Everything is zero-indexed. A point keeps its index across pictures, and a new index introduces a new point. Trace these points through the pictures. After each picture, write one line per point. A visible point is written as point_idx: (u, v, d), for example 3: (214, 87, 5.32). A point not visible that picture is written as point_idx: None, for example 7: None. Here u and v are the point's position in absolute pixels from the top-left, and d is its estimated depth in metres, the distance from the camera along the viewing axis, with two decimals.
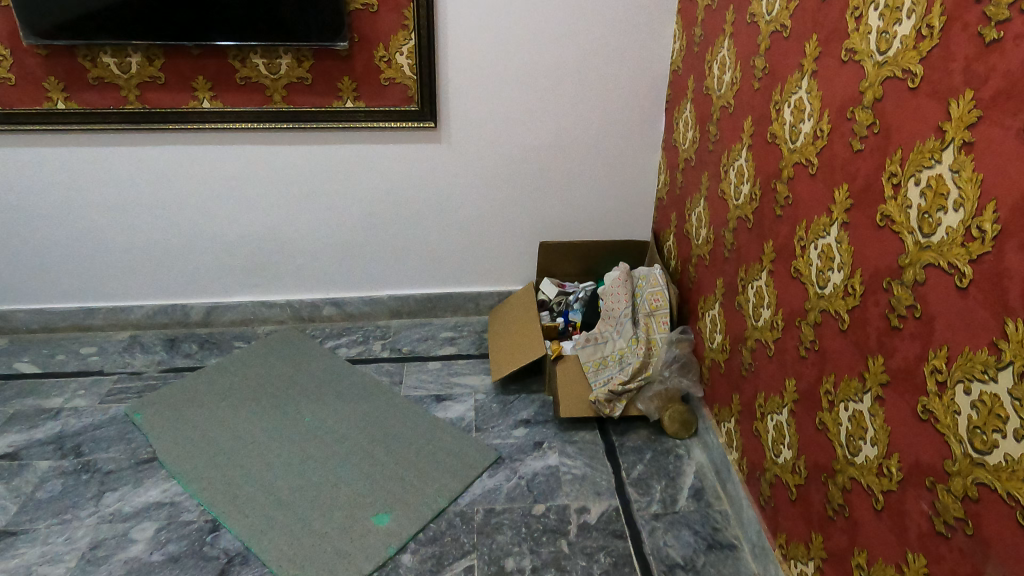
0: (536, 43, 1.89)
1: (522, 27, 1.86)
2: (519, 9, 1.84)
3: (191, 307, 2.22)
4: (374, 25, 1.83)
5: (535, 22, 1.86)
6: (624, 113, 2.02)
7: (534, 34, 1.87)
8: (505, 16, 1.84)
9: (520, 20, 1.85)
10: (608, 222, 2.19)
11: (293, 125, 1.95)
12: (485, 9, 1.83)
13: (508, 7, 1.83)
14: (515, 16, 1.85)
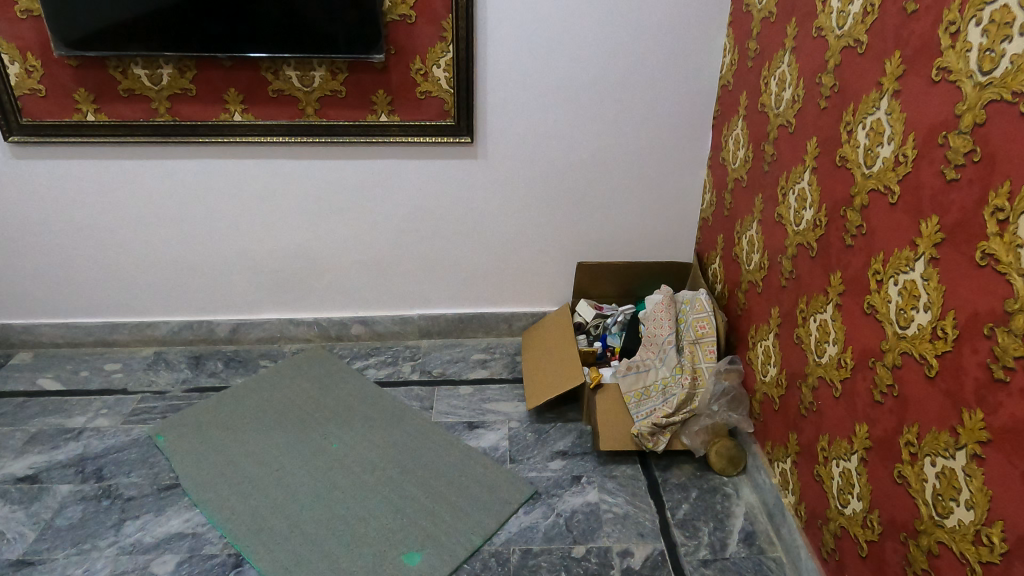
0: (578, 56, 1.81)
1: (563, 39, 1.78)
2: (562, 21, 1.76)
3: (217, 324, 2.16)
4: (411, 37, 1.76)
5: (578, 35, 1.78)
6: (669, 129, 1.93)
7: (577, 46, 1.80)
8: (547, 28, 1.77)
9: (562, 32, 1.77)
10: (649, 242, 2.10)
11: (325, 140, 1.89)
12: (526, 20, 1.75)
13: (551, 18, 1.76)
14: (557, 27, 1.77)
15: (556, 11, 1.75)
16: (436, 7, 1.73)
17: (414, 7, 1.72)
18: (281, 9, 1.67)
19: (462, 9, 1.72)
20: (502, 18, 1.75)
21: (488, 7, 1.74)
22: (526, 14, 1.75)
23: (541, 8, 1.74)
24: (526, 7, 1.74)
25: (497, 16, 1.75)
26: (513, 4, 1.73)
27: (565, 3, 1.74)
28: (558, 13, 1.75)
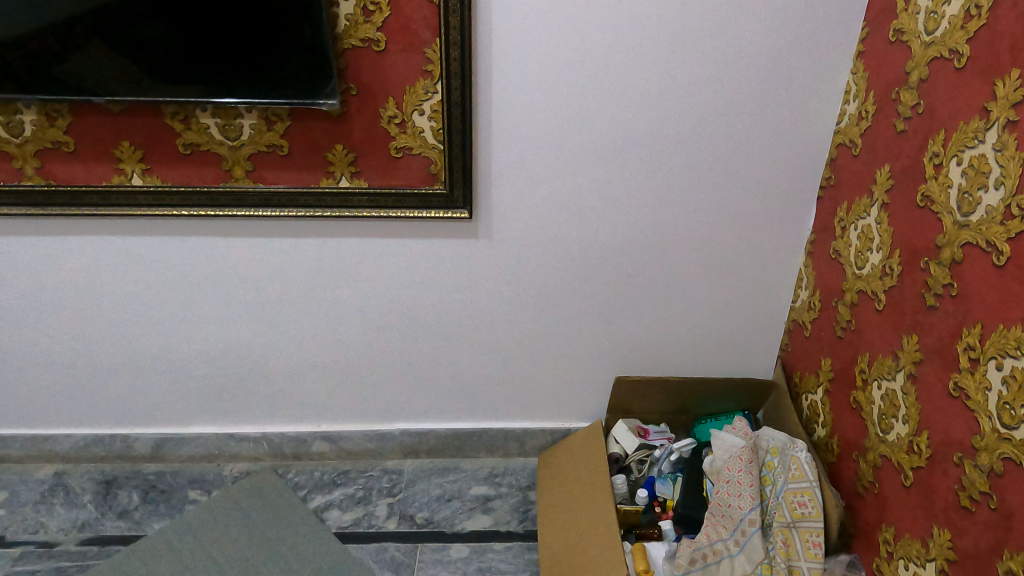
0: (625, 98, 1.23)
1: (603, 73, 1.20)
2: (603, 48, 1.18)
3: (136, 438, 1.64)
4: (379, 72, 1.20)
5: (627, 69, 1.20)
6: (754, 202, 1.34)
7: (624, 85, 1.21)
8: (580, 57, 1.19)
9: (602, 63, 1.19)
10: (713, 345, 1.53)
11: (262, 212, 1.34)
12: (549, 46, 1.18)
13: (585, 43, 1.17)
14: (594, 56, 1.19)
15: (595, 33, 1.16)
16: (415, 27, 1.16)
17: (382, 27, 1.16)
18: (187, 31, 1.11)
19: (453, 31, 1.14)
20: (514, 45, 1.17)
21: (493, 27, 1.16)
22: (548, 36, 1.17)
23: (572, 28, 1.16)
24: (549, 27, 1.16)
25: (503, 41, 1.17)
26: (529, 23, 1.15)
27: (608, 21, 1.15)
28: (598, 36, 1.17)
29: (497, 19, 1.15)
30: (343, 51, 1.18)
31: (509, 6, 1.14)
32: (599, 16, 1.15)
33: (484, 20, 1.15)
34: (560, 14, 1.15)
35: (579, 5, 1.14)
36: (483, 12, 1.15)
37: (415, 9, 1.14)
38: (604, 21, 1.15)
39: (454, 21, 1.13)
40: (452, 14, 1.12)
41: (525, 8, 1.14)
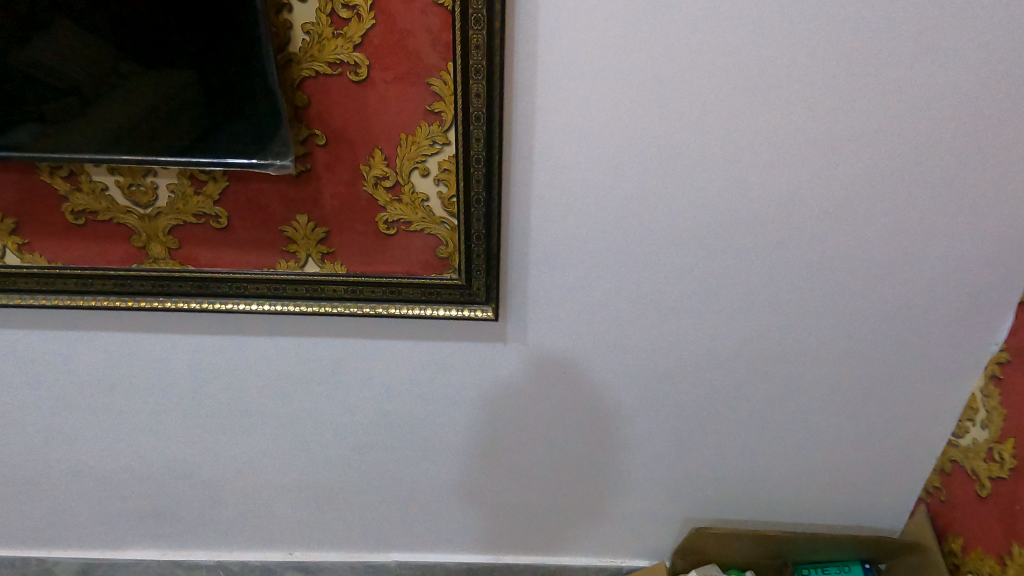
0: (742, 155, 0.80)
1: (712, 119, 0.78)
2: (714, 80, 0.75)
3: (55, 564, 1.26)
4: (359, 113, 0.77)
5: (752, 112, 0.77)
6: (916, 300, 0.92)
7: (745, 137, 0.79)
8: (676, 94, 0.76)
9: (711, 103, 0.76)
10: (827, 478, 1.12)
11: (196, 304, 0.93)
12: (627, 76, 0.75)
13: (686, 74, 0.75)
14: (700, 92, 0.76)
15: (703, 57, 0.73)
16: (416, 44, 0.72)
17: (363, 44, 0.72)
18: (103, 66, 0.72)
19: (477, 54, 0.71)
20: (573, 75, 0.75)
21: (538, 46, 0.73)
22: (626, 62, 0.74)
23: (667, 50, 0.73)
24: (629, 47, 0.73)
25: (553, 68, 0.74)
26: (597, 41, 0.73)
27: (727, 39, 0.72)
28: (708, 62, 0.74)
29: (545, 34, 0.72)
30: (303, 79, 0.75)
31: (568, 14, 0.71)
32: (712, 32, 0.72)
33: (525, 34, 0.72)
34: (648, 26, 0.72)
35: (681, 14, 0.71)
36: (522, 21, 0.72)
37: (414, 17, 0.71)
38: (724, 41, 0.72)
39: (476, 36, 0.70)
40: (473, 26, 0.69)
41: (592, 17, 0.71)
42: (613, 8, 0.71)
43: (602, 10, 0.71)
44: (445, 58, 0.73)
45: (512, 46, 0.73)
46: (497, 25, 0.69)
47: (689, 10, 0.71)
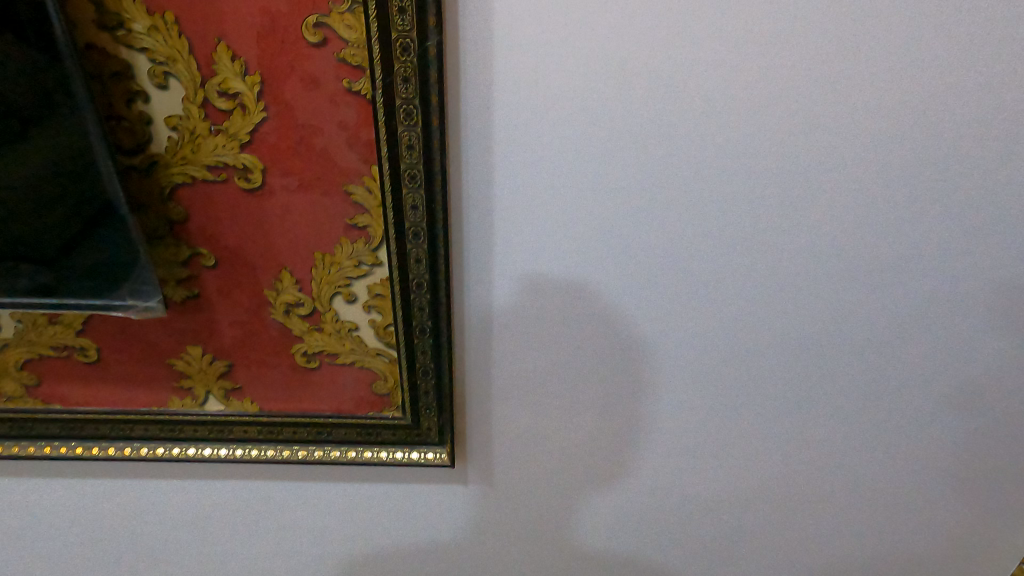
0: (774, 269, 0.61)
1: (735, 225, 0.59)
2: (737, 177, 0.56)
3: None
4: (256, 228, 0.57)
5: (783, 217, 0.58)
6: (986, 432, 0.73)
7: (780, 245, 0.60)
8: (686, 196, 0.57)
9: (734, 205, 0.58)
10: None
11: (64, 452, 0.72)
12: (617, 177, 0.56)
13: (699, 170, 0.56)
14: (718, 192, 0.57)
15: (722, 149, 0.55)
16: (325, 143, 0.52)
17: (251, 143, 0.52)
18: None
19: (411, 157, 0.52)
20: (543, 178, 0.56)
21: (494, 141, 0.54)
22: (616, 159, 0.55)
23: (673, 142, 0.54)
24: (620, 140, 0.54)
25: (517, 168, 0.55)
26: (577, 133, 0.54)
27: (755, 125, 0.54)
28: (729, 155, 0.55)
29: (506, 125, 0.53)
30: (174, 188, 0.55)
31: (536, 99, 0.52)
32: (735, 117, 0.53)
33: (476, 127, 0.53)
34: (647, 113, 0.53)
35: (694, 96, 0.52)
36: (471, 111, 0.52)
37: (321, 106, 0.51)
38: (753, 127, 0.54)
39: (406, 134, 0.51)
40: (403, 122, 0.50)
41: (568, 102, 0.52)
42: (598, 91, 0.52)
43: (582, 93, 0.52)
44: (366, 161, 0.53)
45: (458, 143, 0.54)
46: (434, 120, 0.50)
47: (705, 91, 0.52)
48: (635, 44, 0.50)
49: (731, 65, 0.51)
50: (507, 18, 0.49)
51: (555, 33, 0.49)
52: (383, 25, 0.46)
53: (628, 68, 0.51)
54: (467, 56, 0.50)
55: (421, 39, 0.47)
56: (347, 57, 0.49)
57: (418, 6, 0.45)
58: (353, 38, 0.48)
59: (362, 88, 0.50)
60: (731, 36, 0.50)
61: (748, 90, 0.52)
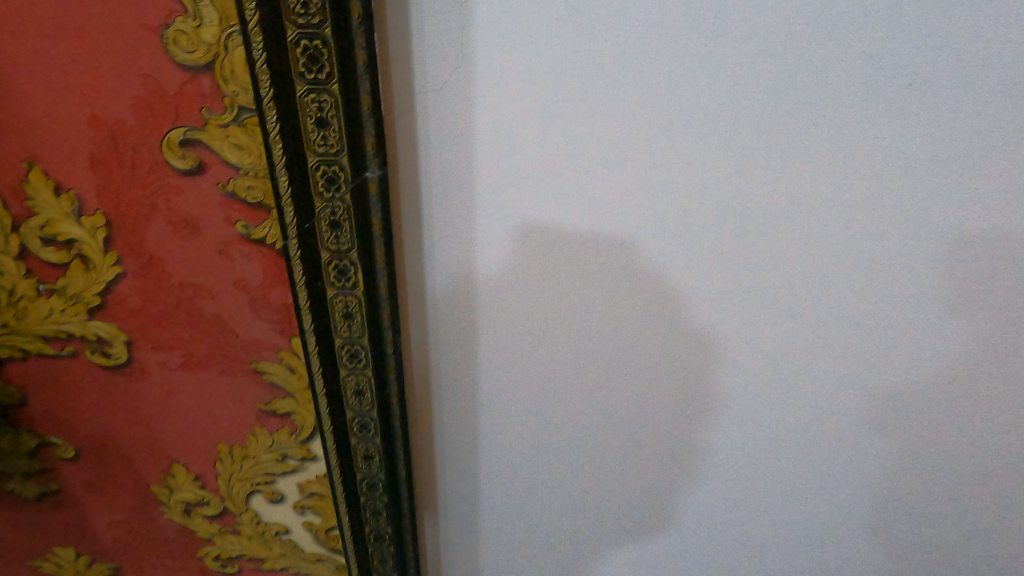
0: (911, 535, 0.38)
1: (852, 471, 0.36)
2: (859, 405, 0.34)
3: None
4: (129, 413, 0.38)
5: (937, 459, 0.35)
6: None
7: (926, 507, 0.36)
8: (774, 423, 0.35)
9: (852, 445, 0.35)
10: None
11: None
12: (666, 385, 0.35)
13: (798, 390, 0.34)
14: (824, 424, 0.35)
15: (838, 365, 0.33)
16: (216, 308, 0.34)
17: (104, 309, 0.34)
18: None
19: (349, 328, 0.34)
20: (550, 367, 0.35)
21: (476, 320, 0.34)
22: (662, 361, 0.34)
23: (755, 348, 0.33)
24: (669, 336, 0.33)
25: (510, 358, 0.35)
26: (603, 321, 0.33)
27: (896, 336, 0.31)
28: (849, 375, 0.33)
29: (492, 300, 0.33)
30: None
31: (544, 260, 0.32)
32: (867, 320, 0.31)
33: (449, 297, 0.34)
34: (717, 303, 0.32)
35: (795, 283, 0.31)
36: (440, 275, 0.33)
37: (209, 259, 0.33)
38: (897, 336, 0.31)
39: (338, 297, 0.33)
40: (333, 282, 0.32)
41: (588, 276, 0.32)
42: (635, 266, 0.31)
43: (611, 267, 0.32)
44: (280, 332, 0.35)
45: (421, 314, 0.35)
46: (382, 276, 0.32)
47: (812, 277, 0.31)
48: (695, 201, 0.29)
49: (865, 242, 0.29)
50: (490, 148, 0.29)
51: (566, 175, 0.29)
52: (294, 143, 0.28)
53: (684, 238, 0.30)
54: (429, 199, 0.31)
55: (355, 165, 0.29)
56: (238, 193, 0.30)
57: (349, 115, 0.27)
58: (245, 164, 0.29)
59: (265, 234, 0.31)
60: (864, 198, 0.28)
61: (891, 280, 0.30)
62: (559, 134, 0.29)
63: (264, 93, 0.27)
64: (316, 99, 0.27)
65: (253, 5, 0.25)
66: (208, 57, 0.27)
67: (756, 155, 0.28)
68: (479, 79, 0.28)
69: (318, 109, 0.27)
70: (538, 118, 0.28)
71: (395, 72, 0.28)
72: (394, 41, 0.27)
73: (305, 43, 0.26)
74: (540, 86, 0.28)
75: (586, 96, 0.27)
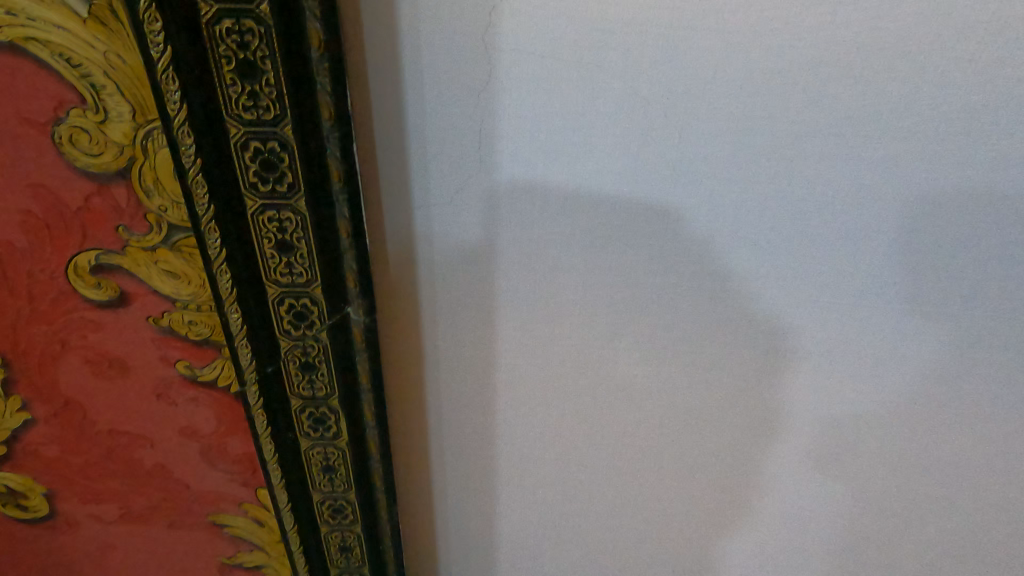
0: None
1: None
2: (925, 542, 0.27)
3: None
4: (48, 565, 0.31)
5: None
6: None
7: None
8: (822, 556, 0.29)
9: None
10: None
11: None
12: (702, 516, 0.29)
13: (853, 521, 0.28)
14: (878, 559, 0.28)
15: (920, 502, 0.26)
16: (156, 458, 0.27)
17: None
18: None
19: (323, 476, 0.26)
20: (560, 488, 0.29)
21: (474, 433, 0.28)
22: (697, 487, 0.28)
23: (807, 477, 0.27)
24: (706, 460, 0.27)
25: (520, 477, 0.29)
26: (631, 440, 0.27)
27: (994, 470, 0.25)
28: (919, 508, 0.27)
29: (502, 415, 0.27)
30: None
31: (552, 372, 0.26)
32: (951, 451, 0.25)
33: (453, 414, 0.28)
34: (767, 420, 0.26)
35: (864, 402, 0.25)
36: (445, 388, 0.27)
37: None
38: (985, 469, 0.25)
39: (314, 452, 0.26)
40: (305, 425, 0.25)
41: (603, 390, 0.26)
42: (669, 377, 0.25)
43: (641, 378, 0.26)
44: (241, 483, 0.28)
45: (422, 432, 0.28)
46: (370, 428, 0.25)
47: (884, 399, 0.24)
48: (741, 315, 0.23)
49: (956, 360, 0.23)
50: (501, 244, 0.23)
51: (576, 278, 0.24)
52: (244, 266, 0.21)
53: (730, 347, 0.24)
54: (426, 300, 0.25)
55: (332, 297, 0.22)
56: (185, 310, 0.24)
57: (321, 237, 0.21)
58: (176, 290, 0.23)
59: (221, 363, 0.25)
60: (961, 307, 0.22)
61: (983, 406, 0.24)
62: (581, 227, 0.22)
63: (201, 213, 0.20)
64: (276, 219, 0.20)
65: (177, 96, 0.18)
66: (121, 161, 0.21)
67: (810, 267, 0.22)
68: (482, 158, 0.22)
69: (280, 231, 0.20)
70: (556, 208, 0.22)
71: (385, 157, 0.22)
72: (382, 119, 0.21)
73: (253, 141, 0.19)
74: (559, 167, 0.21)
75: (616, 178, 0.21)
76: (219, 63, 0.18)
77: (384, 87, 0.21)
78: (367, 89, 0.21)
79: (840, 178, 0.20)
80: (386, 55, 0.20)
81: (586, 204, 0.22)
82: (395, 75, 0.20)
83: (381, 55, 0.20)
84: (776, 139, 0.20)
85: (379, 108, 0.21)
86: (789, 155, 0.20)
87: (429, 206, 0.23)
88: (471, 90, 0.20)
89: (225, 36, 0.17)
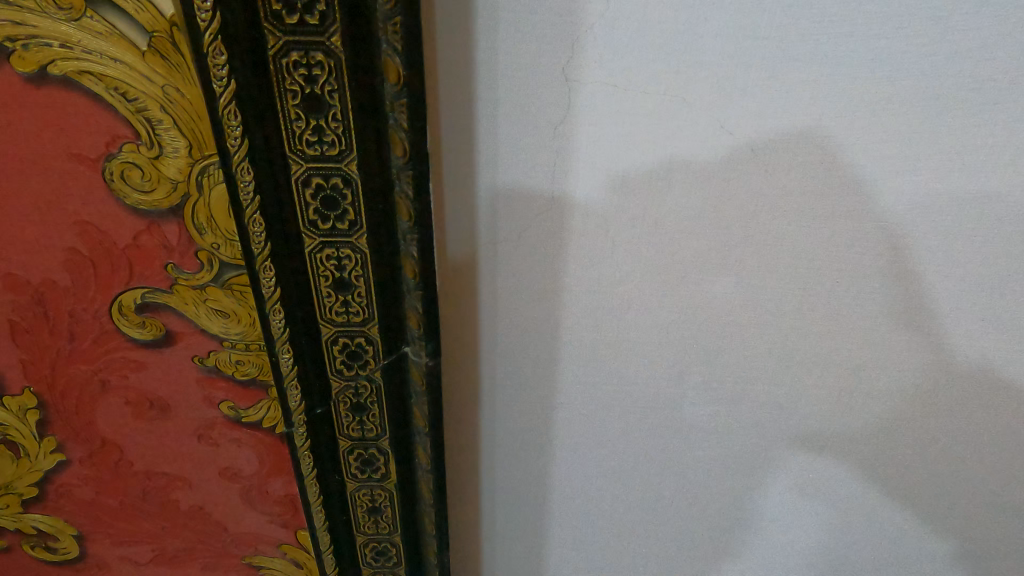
0: (993, 559, 0.38)
1: (952, 506, 0.36)
2: (951, 441, 0.34)
3: None
4: (166, 495, 0.39)
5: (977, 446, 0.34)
6: None
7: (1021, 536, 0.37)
8: (784, 464, 0.36)
9: (942, 482, 0.35)
10: None
11: None
12: (687, 435, 0.36)
13: (893, 429, 0.34)
14: (918, 462, 0.35)
15: (853, 418, 0.34)
16: (179, 398, 0.35)
17: (160, 391, 0.35)
18: None
19: (391, 405, 0.33)
20: (580, 422, 0.36)
21: (513, 377, 0.35)
22: (766, 408, 0.34)
23: (770, 404, 0.34)
24: (779, 384, 0.34)
25: (585, 406, 0.36)
26: (672, 364, 0.33)
27: (907, 388, 0.33)
28: (946, 408, 0.33)
29: (563, 348, 0.34)
30: (57, 447, 0.37)
31: (576, 325, 0.33)
32: (872, 371, 0.32)
33: (506, 344, 0.34)
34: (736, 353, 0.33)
35: (899, 326, 0.31)
36: (489, 339, 0.34)
37: (245, 345, 0.33)
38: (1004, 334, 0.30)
39: (363, 386, 0.32)
40: (329, 365, 0.32)
41: (614, 339, 0.33)
42: (742, 316, 0.32)
43: (718, 314, 0.32)
44: (310, 436, 0.33)
45: (467, 359, 0.35)
46: (416, 355, 0.31)
47: (884, 321, 0.31)
48: (718, 271, 0.30)
49: (975, 272, 0.29)
50: (578, 202, 0.29)
51: (594, 249, 0.30)
52: (281, 246, 0.28)
53: (788, 284, 0.30)
54: (482, 251, 0.31)
55: (375, 245, 0.28)
56: (266, 299, 0.29)
57: (367, 194, 0.27)
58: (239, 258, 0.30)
59: (280, 330, 0.30)
60: (971, 230, 0.28)
61: (994, 309, 0.30)
62: (647, 185, 0.29)
63: (246, 204, 0.26)
64: (324, 182, 0.27)
65: (237, 130, 0.25)
66: (136, 174, 0.28)
67: (765, 229, 0.29)
68: (514, 152, 0.29)
69: (330, 192, 0.27)
70: (632, 170, 0.28)
71: (455, 137, 0.28)
72: (451, 105, 0.28)
73: (314, 152, 0.26)
74: (642, 139, 0.28)
75: (615, 171, 0.28)
76: (282, 96, 0.25)
77: (454, 78, 0.27)
78: (437, 81, 0.28)
79: (873, 139, 0.27)
80: (456, 57, 0.27)
81: (663, 172, 0.28)
82: (459, 90, 0.27)
83: (440, 77, 0.27)
84: (818, 114, 0.26)
85: (447, 91, 0.28)
86: (832, 124, 0.27)
87: (499, 170, 0.29)
88: (549, 80, 0.27)
89: (288, 60, 0.24)
